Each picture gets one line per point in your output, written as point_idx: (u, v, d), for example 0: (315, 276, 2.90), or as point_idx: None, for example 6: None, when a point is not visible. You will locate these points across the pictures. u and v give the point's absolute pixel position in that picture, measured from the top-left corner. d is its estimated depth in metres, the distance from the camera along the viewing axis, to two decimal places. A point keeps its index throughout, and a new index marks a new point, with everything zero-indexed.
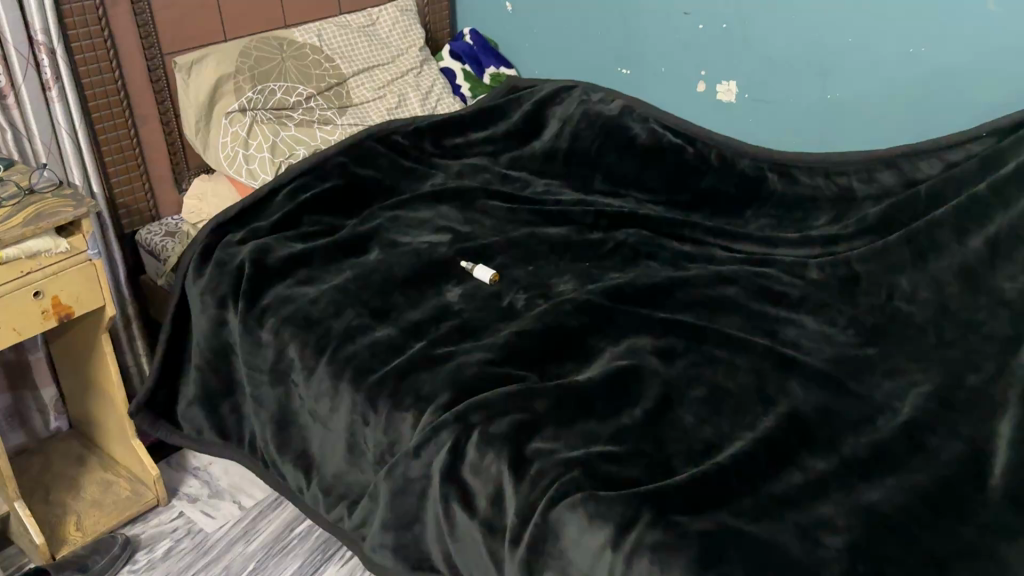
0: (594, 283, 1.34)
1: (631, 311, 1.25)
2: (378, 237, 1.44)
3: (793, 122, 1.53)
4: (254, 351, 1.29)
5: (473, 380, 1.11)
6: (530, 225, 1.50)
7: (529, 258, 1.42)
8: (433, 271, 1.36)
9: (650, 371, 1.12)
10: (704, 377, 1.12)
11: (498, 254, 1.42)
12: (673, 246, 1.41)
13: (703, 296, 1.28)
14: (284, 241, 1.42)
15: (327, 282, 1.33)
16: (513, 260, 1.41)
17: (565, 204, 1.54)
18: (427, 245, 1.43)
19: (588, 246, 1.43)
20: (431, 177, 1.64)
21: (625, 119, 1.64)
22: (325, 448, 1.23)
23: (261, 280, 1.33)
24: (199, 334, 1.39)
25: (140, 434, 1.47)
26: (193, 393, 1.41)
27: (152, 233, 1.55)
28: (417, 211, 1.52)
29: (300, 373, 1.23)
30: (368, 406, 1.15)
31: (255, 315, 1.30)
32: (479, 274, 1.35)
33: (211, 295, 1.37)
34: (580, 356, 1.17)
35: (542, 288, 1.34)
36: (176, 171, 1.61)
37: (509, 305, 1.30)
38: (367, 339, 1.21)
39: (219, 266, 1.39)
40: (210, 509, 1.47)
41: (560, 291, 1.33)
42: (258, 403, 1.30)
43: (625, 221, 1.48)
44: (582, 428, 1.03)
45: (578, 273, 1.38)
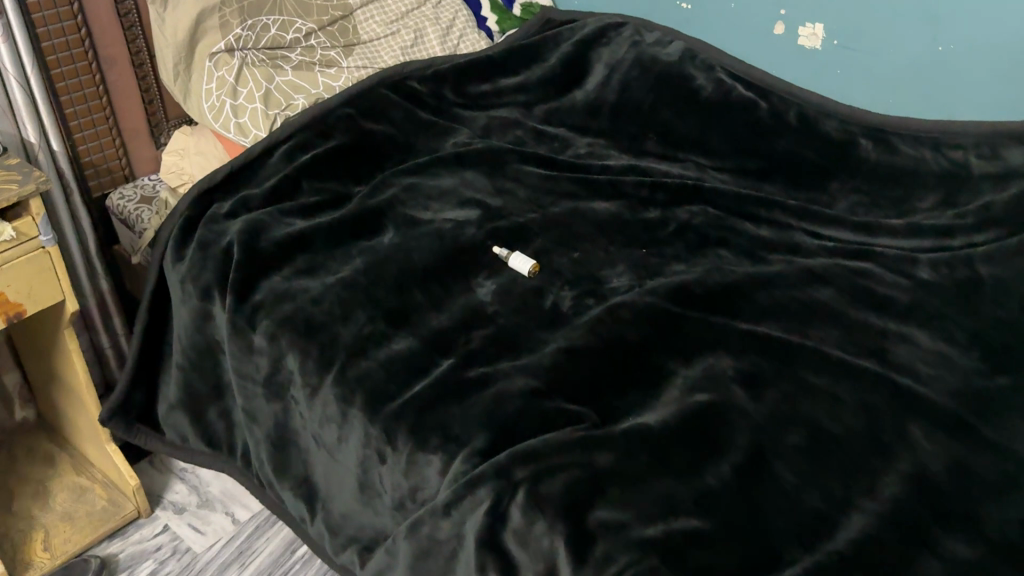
0: (655, 278, 1.11)
1: (703, 320, 1.02)
2: (394, 212, 1.21)
3: (893, 77, 1.26)
4: (245, 357, 1.07)
5: (516, 419, 0.89)
6: (574, 198, 1.26)
7: (574, 240, 1.18)
8: (462, 259, 1.13)
9: (735, 409, 0.90)
10: (802, 417, 0.91)
11: (537, 236, 1.19)
12: (748, 230, 1.18)
13: (791, 299, 1.06)
14: (281, 216, 1.19)
15: (333, 273, 1.10)
16: (555, 244, 1.18)
17: (614, 171, 1.30)
18: (452, 224, 1.19)
19: (646, 228, 1.20)
20: (455, 134, 1.39)
21: (686, 66, 1.37)
22: (331, 479, 1.02)
23: (253, 269, 1.10)
24: (181, 329, 1.16)
25: (116, 437, 1.26)
26: (175, 396, 1.20)
27: (125, 198, 1.31)
28: (438, 178, 1.28)
29: (301, 389, 1.02)
30: (385, 441, 0.93)
31: (246, 313, 1.07)
32: (516, 264, 1.12)
33: (193, 283, 1.14)
34: (647, 383, 0.94)
35: (592, 285, 1.11)
36: (153, 123, 1.36)
37: (553, 306, 1.07)
38: (383, 353, 0.99)
39: (202, 249, 1.15)
40: (200, 523, 1.28)
41: (615, 289, 1.10)
42: (251, 418, 1.09)
43: (688, 195, 1.24)
44: (656, 489, 0.81)
45: (634, 264, 1.14)
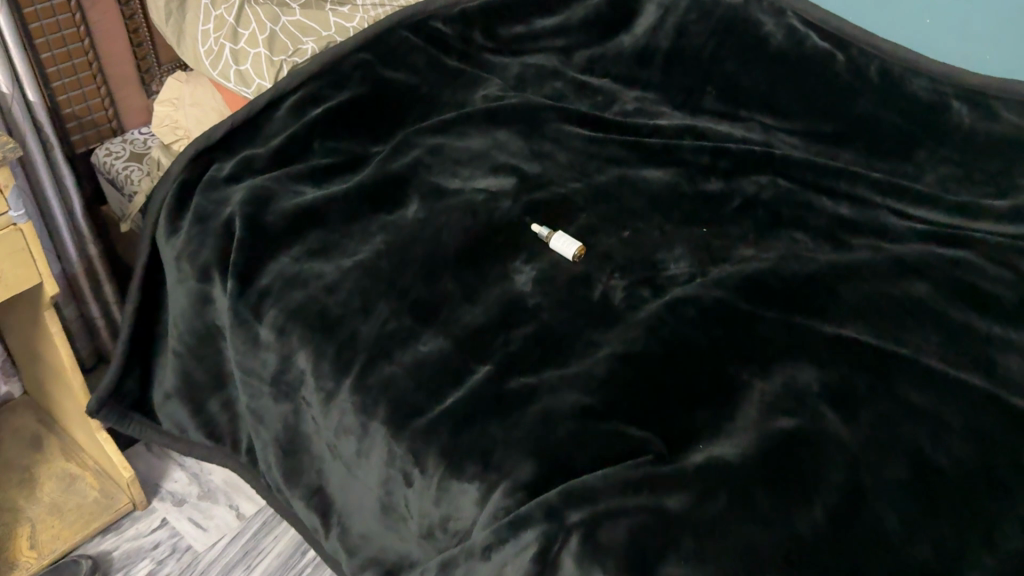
0: (721, 265, 0.97)
1: (780, 320, 0.89)
2: (418, 181, 1.06)
3: (989, 31, 1.09)
4: (249, 351, 0.93)
5: (568, 445, 0.75)
6: (622, 164, 1.11)
7: (625, 218, 1.04)
8: (498, 239, 0.99)
9: (825, 437, 0.77)
10: (901, 445, 0.78)
11: (582, 211, 1.04)
12: (825, 208, 1.04)
13: (882, 294, 0.92)
14: (288, 181, 1.04)
15: (349, 255, 0.95)
16: (603, 221, 1.03)
17: (669, 132, 1.15)
18: (485, 196, 1.04)
19: (707, 203, 1.05)
20: (486, 83, 1.24)
21: (751, 9, 1.19)
22: (349, 494, 0.89)
23: (257, 247, 0.96)
24: (177, 311, 1.02)
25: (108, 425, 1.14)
26: (172, 385, 1.06)
27: (113, 154, 1.16)
28: (467, 139, 1.13)
29: (314, 393, 0.88)
30: (412, 462, 0.80)
31: (250, 301, 0.93)
32: (559, 247, 0.98)
33: (190, 262, 0.99)
34: (719, 401, 0.81)
35: (649, 274, 0.97)
36: (143, 69, 1.20)
37: (603, 297, 0.93)
38: (409, 356, 0.85)
39: (200, 222, 1.01)
40: (201, 517, 1.17)
41: (675, 279, 0.96)
42: (256, 418, 0.96)
43: (753, 166, 1.09)
44: (737, 537, 0.68)
45: (695, 247, 1.00)
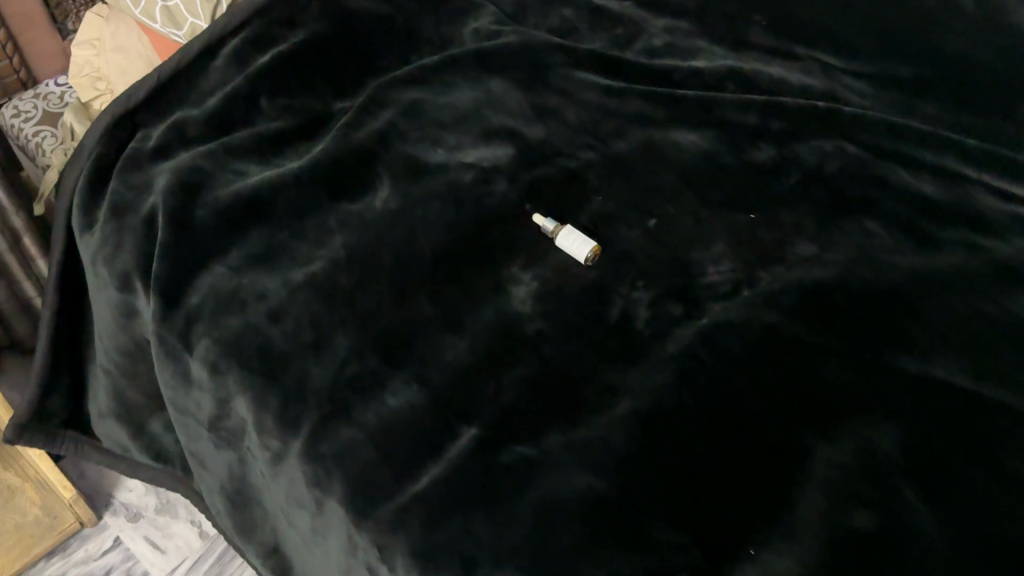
0: (773, 271, 0.77)
1: (846, 361, 0.70)
2: (392, 154, 0.85)
3: None
4: (182, 388, 0.75)
5: (575, 557, 0.57)
6: (646, 123, 0.89)
7: (651, 203, 0.83)
8: (490, 239, 0.78)
9: (909, 539, 0.59)
10: (1012, 543, 0.59)
11: (597, 194, 0.83)
12: (906, 185, 0.83)
13: (977, 321, 0.73)
14: (227, 160, 0.83)
15: (301, 265, 0.75)
16: (622, 206, 0.82)
17: (708, 79, 0.92)
18: (473, 176, 0.83)
19: (755, 178, 0.84)
20: (478, 11, 1.00)
21: None
22: (309, 565, 0.73)
23: (187, 255, 0.76)
24: (102, 323, 0.84)
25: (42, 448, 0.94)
26: (107, 405, 0.89)
27: (21, 116, 0.95)
28: (454, 91, 0.91)
29: (259, 449, 0.70)
30: (378, 555, 0.62)
31: (177, 327, 0.74)
32: (567, 247, 0.77)
33: (107, 267, 0.79)
34: (771, 480, 0.63)
35: (680, 285, 0.76)
36: (52, 3, 0.96)
37: (622, 318, 0.74)
38: (373, 414, 0.66)
39: (117, 216, 0.80)
40: (159, 537, 1.02)
41: (715, 293, 0.76)
42: (198, 462, 0.79)
43: (814, 126, 0.87)
44: None
45: (739, 244, 0.79)
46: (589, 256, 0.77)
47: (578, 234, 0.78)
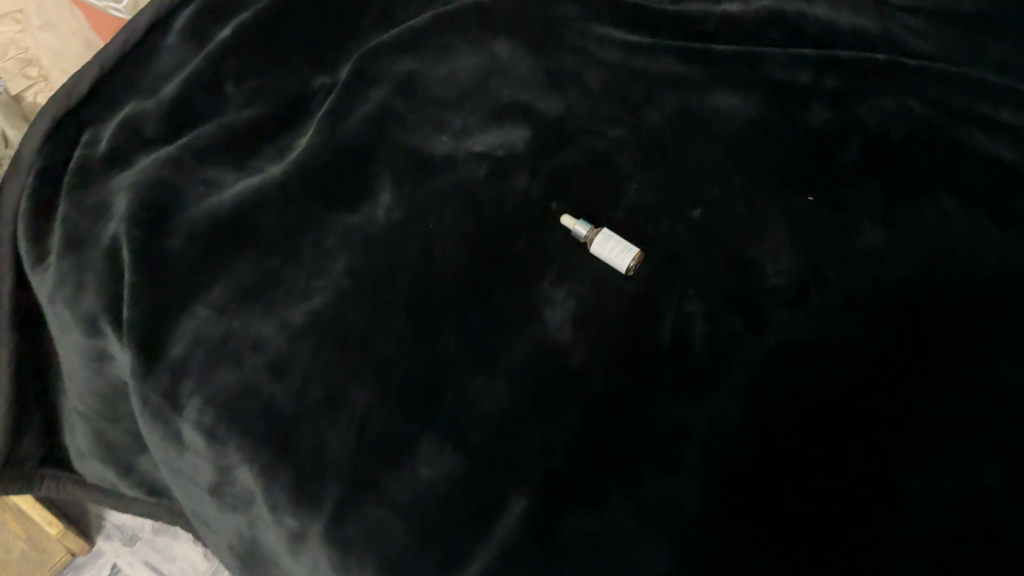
0: (840, 267, 0.68)
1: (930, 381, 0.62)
2: (390, 145, 0.72)
3: None
4: (173, 450, 0.65)
5: None
6: (680, 85, 0.76)
7: (695, 187, 0.72)
8: (516, 250, 0.67)
9: None
10: None
11: (630, 181, 0.72)
12: (982, 152, 0.73)
13: None
14: (196, 165, 0.71)
15: (299, 298, 0.64)
16: (662, 194, 0.71)
17: (746, 29, 0.80)
18: (488, 171, 0.71)
19: (810, 150, 0.73)
20: None
21: None
22: None
23: (163, 296, 0.64)
24: (69, 364, 0.72)
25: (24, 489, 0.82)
26: (85, 445, 0.79)
27: None
28: (454, 60, 0.78)
29: (271, 525, 0.61)
30: None
31: (160, 384, 0.63)
32: (604, 255, 0.66)
33: (66, 306, 0.67)
34: (864, 535, 0.55)
35: (738, 292, 0.67)
36: None
37: (676, 339, 0.64)
38: (405, 487, 0.57)
39: (73, 248, 0.68)
40: (160, 561, 0.94)
41: (779, 297, 0.66)
42: (200, 521, 0.69)
43: (873, 85, 0.76)
44: None
45: (800, 233, 0.69)
46: (632, 263, 0.66)
47: (617, 238, 0.67)
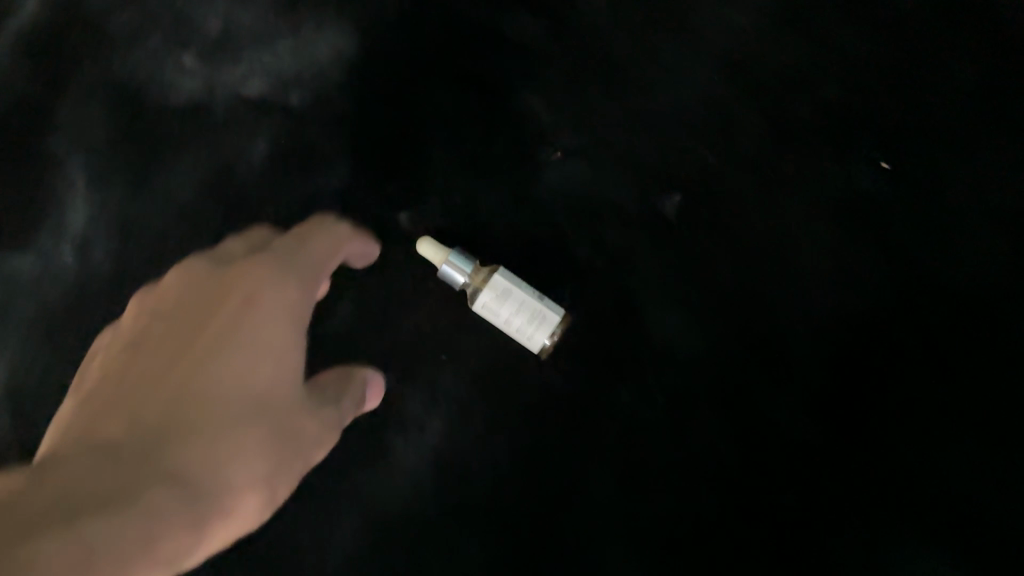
0: (908, 325, 0.37)
1: None
2: (80, 99, 0.38)
3: None
4: None
5: None
6: None
7: (667, 152, 0.39)
8: (331, 327, 0.37)
9: None
10: None
11: (544, 144, 0.39)
12: None
13: None
14: None
15: None
16: (604, 169, 0.38)
17: None
18: (272, 145, 0.38)
19: (877, 70, 0.39)
20: None
21: None
22: None
23: None
24: None
25: None
26: None
27: None
28: None
29: None
30: None
31: None
32: (499, 322, 0.36)
33: None
34: None
35: (741, 394, 0.37)
36: None
37: (610, 499, 0.36)
38: None
39: None
40: None
41: (814, 407, 0.37)
42: None
43: None
44: None
45: (844, 257, 0.38)
46: (556, 331, 0.36)
47: (519, 283, 0.36)
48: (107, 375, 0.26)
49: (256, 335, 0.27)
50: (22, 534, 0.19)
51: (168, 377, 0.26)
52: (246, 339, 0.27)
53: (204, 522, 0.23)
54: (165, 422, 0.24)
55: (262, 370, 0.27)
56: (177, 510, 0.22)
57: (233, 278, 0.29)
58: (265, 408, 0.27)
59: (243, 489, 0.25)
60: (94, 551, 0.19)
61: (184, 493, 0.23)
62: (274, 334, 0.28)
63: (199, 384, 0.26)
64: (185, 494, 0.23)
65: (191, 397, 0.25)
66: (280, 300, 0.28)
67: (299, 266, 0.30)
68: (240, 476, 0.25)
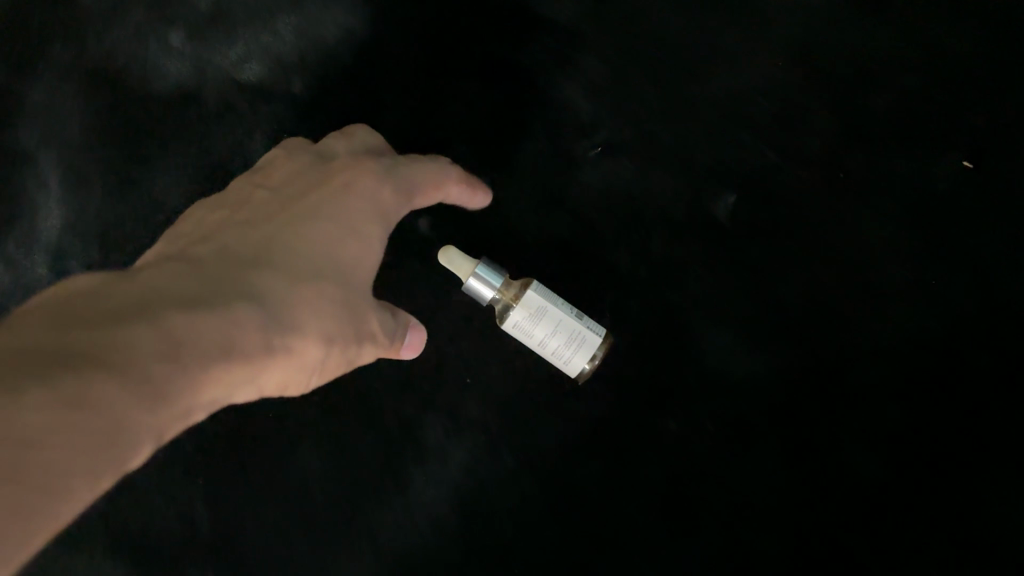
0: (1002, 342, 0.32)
1: None
2: (65, 87, 0.35)
3: None
4: None
5: None
6: None
7: (718, 147, 0.34)
8: None
9: None
10: None
11: (575, 136, 0.35)
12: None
13: None
14: None
15: None
16: (644, 165, 0.34)
17: None
18: (275, 137, 0.35)
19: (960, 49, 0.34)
20: None
21: None
22: None
23: None
24: None
25: None
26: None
27: None
28: None
29: None
30: None
31: None
32: (532, 344, 0.31)
33: None
34: None
35: (806, 426, 0.33)
36: None
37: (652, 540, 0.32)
38: None
39: None
40: None
41: (890, 441, 0.32)
42: None
43: None
44: None
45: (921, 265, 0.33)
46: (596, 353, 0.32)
47: (555, 298, 0.31)
48: (209, 216, 0.27)
49: (335, 228, 0.27)
50: (40, 367, 0.18)
51: (262, 228, 0.26)
52: (331, 219, 0.27)
53: (247, 371, 0.23)
54: (239, 263, 0.25)
55: (349, 249, 0.27)
56: (186, 358, 0.21)
57: (349, 161, 0.29)
58: (341, 284, 0.26)
59: (308, 335, 0.25)
60: (147, 344, 0.20)
61: (233, 318, 0.23)
62: (373, 234, 0.28)
63: (289, 244, 0.26)
64: (231, 322, 0.23)
65: (283, 244, 0.26)
66: (371, 205, 0.28)
67: (409, 180, 0.29)
68: (309, 333, 0.25)
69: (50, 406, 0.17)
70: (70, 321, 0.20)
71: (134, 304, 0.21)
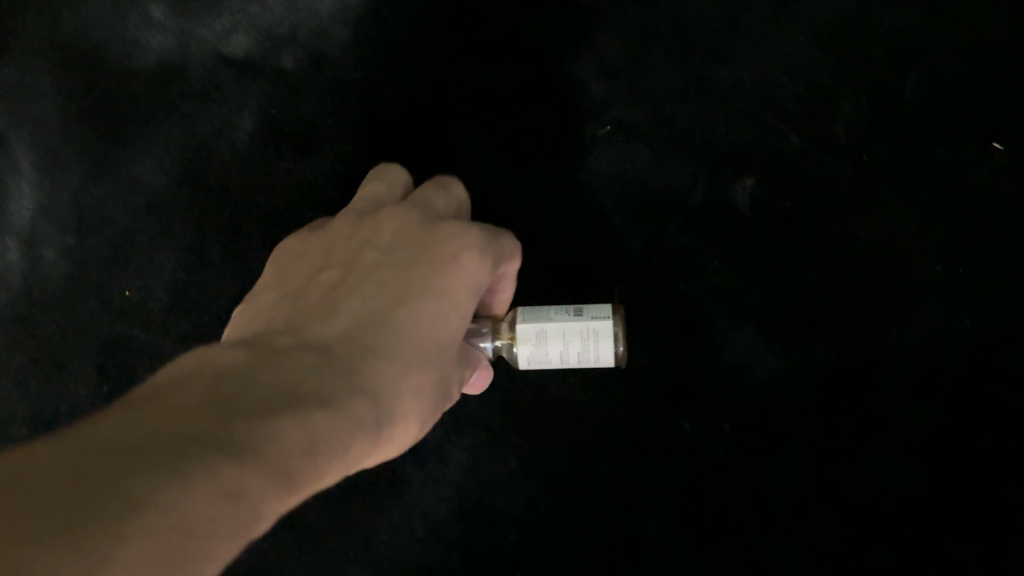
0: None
1: None
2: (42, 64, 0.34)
3: None
4: None
5: None
6: None
7: (735, 126, 0.32)
8: None
9: None
10: None
11: (584, 115, 0.33)
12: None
13: None
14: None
15: None
16: (658, 147, 0.32)
17: None
18: (264, 114, 0.33)
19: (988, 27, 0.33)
20: None
21: None
22: None
23: None
24: None
25: None
26: None
27: None
28: None
29: None
30: None
31: None
32: (567, 360, 0.28)
33: None
34: None
35: (826, 425, 0.31)
36: None
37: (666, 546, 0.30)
38: None
39: None
40: None
41: (918, 443, 0.30)
42: None
43: None
44: None
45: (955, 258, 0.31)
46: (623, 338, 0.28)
47: (547, 313, 0.28)
48: (310, 284, 0.24)
49: (438, 308, 0.23)
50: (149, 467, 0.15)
51: (370, 305, 0.23)
52: (434, 305, 0.23)
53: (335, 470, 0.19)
54: (347, 348, 0.21)
55: (452, 327, 0.23)
56: (298, 459, 0.18)
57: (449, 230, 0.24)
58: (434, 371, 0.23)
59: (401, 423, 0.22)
60: (257, 449, 0.17)
61: (340, 416, 0.19)
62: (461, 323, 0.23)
63: (395, 325, 0.22)
64: (339, 421, 0.19)
65: (382, 326, 0.22)
66: (473, 277, 0.23)
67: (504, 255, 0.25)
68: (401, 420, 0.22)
69: (172, 522, 0.15)
70: (192, 413, 0.17)
71: (248, 403, 0.18)
